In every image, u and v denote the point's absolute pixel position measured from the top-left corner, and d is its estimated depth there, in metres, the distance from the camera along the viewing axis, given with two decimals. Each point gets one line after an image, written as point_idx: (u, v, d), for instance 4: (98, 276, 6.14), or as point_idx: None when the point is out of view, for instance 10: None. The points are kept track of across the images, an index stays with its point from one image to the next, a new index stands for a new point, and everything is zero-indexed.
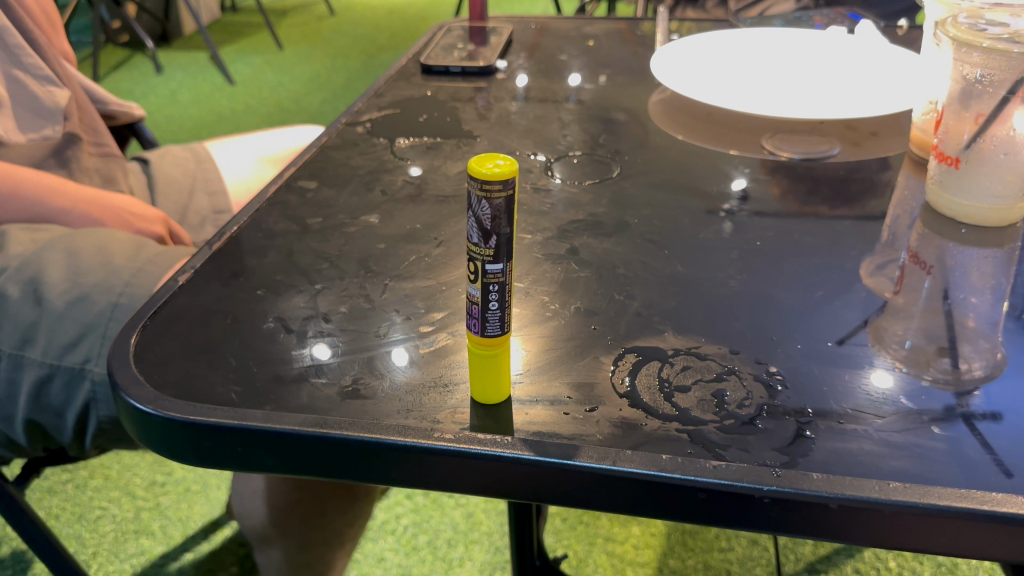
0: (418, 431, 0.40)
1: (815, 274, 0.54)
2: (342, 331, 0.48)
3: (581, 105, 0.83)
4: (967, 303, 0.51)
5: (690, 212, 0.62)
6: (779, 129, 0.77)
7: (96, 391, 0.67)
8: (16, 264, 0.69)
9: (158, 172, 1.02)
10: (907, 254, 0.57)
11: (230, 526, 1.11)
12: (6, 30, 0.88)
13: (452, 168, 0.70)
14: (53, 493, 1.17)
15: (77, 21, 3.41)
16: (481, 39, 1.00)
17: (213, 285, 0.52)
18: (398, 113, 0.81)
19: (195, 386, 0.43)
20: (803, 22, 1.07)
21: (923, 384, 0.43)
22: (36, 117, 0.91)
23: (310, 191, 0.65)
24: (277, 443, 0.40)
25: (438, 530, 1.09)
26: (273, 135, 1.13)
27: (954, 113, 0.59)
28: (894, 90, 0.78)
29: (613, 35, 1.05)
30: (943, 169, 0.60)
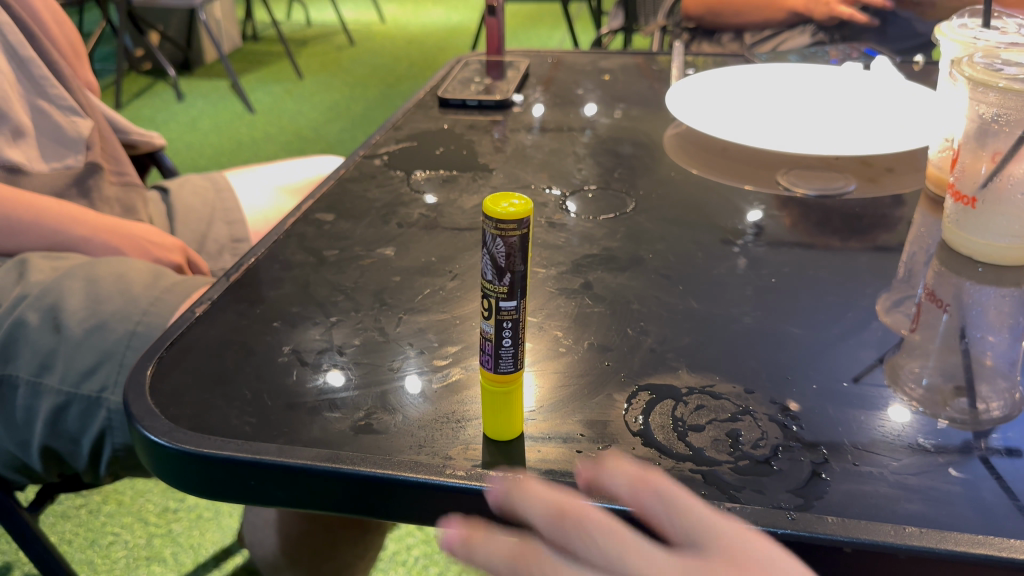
0: (430, 468, 0.40)
1: (830, 312, 0.53)
2: (356, 364, 0.48)
3: (595, 139, 0.83)
4: (985, 342, 0.51)
5: (705, 247, 0.62)
6: (794, 165, 0.77)
7: (111, 419, 0.67)
8: (36, 291, 0.70)
9: (177, 201, 1.03)
10: (923, 291, 0.56)
11: (242, 554, 1.10)
12: (32, 61, 0.90)
13: (467, 201, 0.70)
14: (67, 517, 1.17)
15: (102, 50, 3.47)
16: (498, 73, 1.01)
17: (229, 317, 0.53)
18: (414, 146, 0.82)
19: (208, 418, 0.44)
20: (818, 58, 1.08)
21: (940, 425, 0.43)
22: (59, 146, 0.92)
23: (327, 223, 0.66)
24: (289, 477, 0.40)
25: (448, 561, 1.09)
26: (292, 164, 1.15)
27: (971, 151, 0.59)
28: (910, 125, 0.79)
29: (629, 69, 1.06)
30: (959, 208, 0.59)
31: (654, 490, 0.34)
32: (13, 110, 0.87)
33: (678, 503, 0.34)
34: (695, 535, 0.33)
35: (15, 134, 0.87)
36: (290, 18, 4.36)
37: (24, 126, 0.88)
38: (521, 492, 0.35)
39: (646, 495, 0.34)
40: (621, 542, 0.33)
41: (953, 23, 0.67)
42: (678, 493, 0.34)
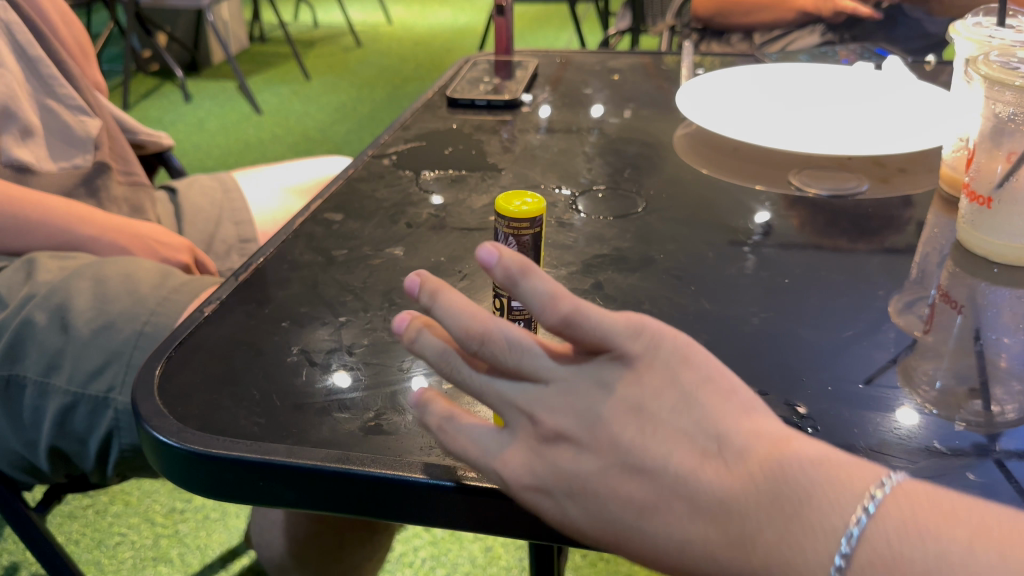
0: (441, 470, 0.39)
1: (844, 313, 0.53)
2: (364, 364, 0.48)
3: (604, 138, 0.83)
4: (1000, 344, 0.50)
5: (716, 247, 0.62)
6: (806, 165, 0.77)
7: (119, 420, 0.67)
8: (44, 291, 0.70)
9: (185, 201, 1.03)
10: (937, 293, 0.56)
11: (248, 555, 1.10)
12: (41, 60, 0.90)
13: (477, 201, 0.70)
14: (74, 517, 1.17)
15: (110, 51, 3.48)
16: (507, 73, 1.01)
17: (237, 316, 0.53)
18: (423, 145, 0.82)
19: (216, 418, 0.43)
20: (828, 58, 1.07)
21: (956, 428, 0.42)
22: (67, 145, 0.92)
23: (336, 223, 0.65)
24: (298, 478, 0.40)
25: (456, 563, 1.08)
26: (300, 164, 1.14)
27: (986, 151, 0.59)
28: (922, 125, 0.78)
29: (638, 68, 1.05)
30: (974, 208, 0.59)
31: (563, 311, 0.36)
32: (22, 109, 0.87)
33: (585, 322, 0.36)
34: (601, 340, 0.36)
35: (23, 134, 0.88)
36: (297, 19, 4.37)
37: (33, 125, 0.88)
38: (441, 302, 0.38)
39: (556, 316, 0.36)
40: (527, 350, 0.37)
41: (968, 21, 0.67)
42: (585, 312, 0.36)
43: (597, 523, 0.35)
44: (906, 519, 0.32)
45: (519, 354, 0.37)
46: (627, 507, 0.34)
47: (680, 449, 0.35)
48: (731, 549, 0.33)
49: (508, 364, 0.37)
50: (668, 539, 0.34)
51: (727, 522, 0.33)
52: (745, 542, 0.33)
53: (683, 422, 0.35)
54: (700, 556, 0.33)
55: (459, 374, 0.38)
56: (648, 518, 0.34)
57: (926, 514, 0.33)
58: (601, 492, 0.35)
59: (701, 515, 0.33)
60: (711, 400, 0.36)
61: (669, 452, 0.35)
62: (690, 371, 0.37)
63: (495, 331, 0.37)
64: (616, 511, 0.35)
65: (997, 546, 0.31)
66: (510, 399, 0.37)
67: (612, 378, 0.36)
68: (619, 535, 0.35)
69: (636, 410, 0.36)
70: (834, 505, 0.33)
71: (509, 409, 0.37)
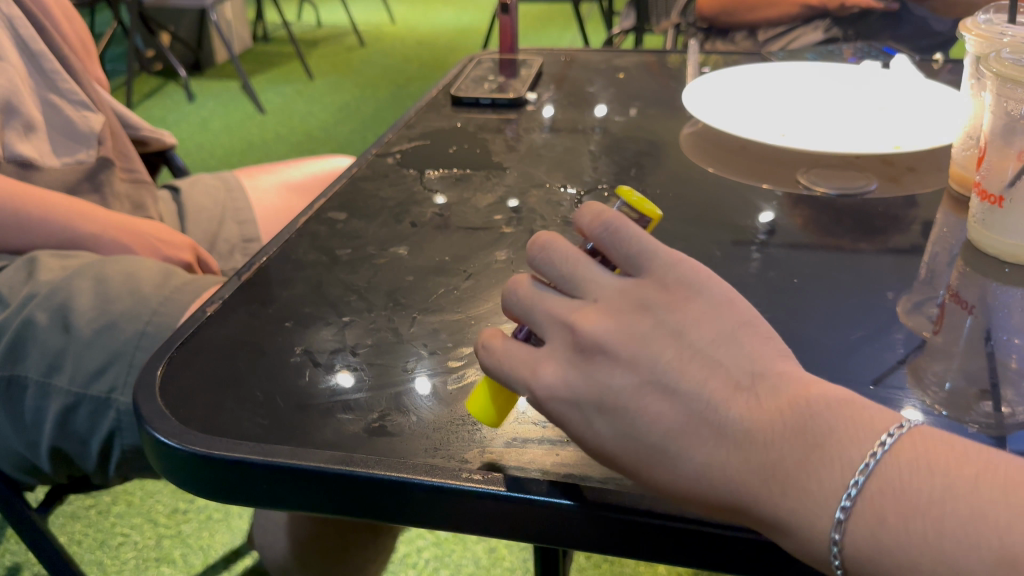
0: (446, 472, 0.39)
1: (854, 314, 0.52)
2: (369, 365, 0.47)
3: (609, 137, 0.82)
4: (1011, 345, 0.49)
5: (722, 246, 0.61)
6: (813, 164, 0.76)
7: (120, 420, 0.67)
8: (46, 290, 0.70)
9: (188, 200, 1.02)
10: (947, 293, 0.55)
11: (251, 556, 1.10)
12: (43, 56, 0.90)
13: (481, 201, 0.69)
14: (76, 518, 1.16)
15: (113, 51, 3.49)
16: (512, 71, 1.00)
17: (240, 316, 0.52)
18: (427, 144, 0.81)
19: (219, 419, 0.43)
20: (834, 56, 1.07)
21: (968, 430, 0.42)
22: (70, 142, 0.92)
23: (340, 222, 0.65)
24: (302, 480, 0.40)
25: (460, 564, 1.08)
26: (304, 164, 1.14)
27: (996, 150, 0.58)
28: (931, 122, 0.77)
29: (642, 67, 1.04)
30: (986, 207, 0.58)
31: (603, 222, 0.42)
32: (25, 104, 0.87)
33: (623, 233, 0.41)
34: (636, 255, 0.41)
35: (26, 130, 0.87)
36: (301, 19, 4.37)
37: (36, 121, 0.88)
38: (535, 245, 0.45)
39: (597, 227, 0.42)
40: (577, 267, 0.42)
41: (979, 18, 0.66)
42: (626, 227, 0.41)
43: (626, 443, 0.36)
44: (919, 456, 0.33)
45: (571, 270, 0.42)
46: (656, 425, 0.36)
47: (713, 380, 0.37)
48: (751, 474, 0.34)
49: (559, 279, 0.42)
50: (694, 460, 0.35)
51: (751, 448, 0.34)
52: (764, 470, 0.34)
53: (721, 355, 0.38)
54: (719, 480, 0.34)
55: (514, 294, 0.42)
56: (674, 439, 0.35)
57: (941, 454, 0.34)
58: (634, 412, 0.37)
59: (726, 440, 0.35)
60: (750, 342, 0.38)
61: (704, 380, 0.37)
62: (731, 314, 0.39)
63: (554, 244, 0.42)
64: (647, 431, 0.36)
65: (1002, 485, 0.32)
66: (553, 311, 0.41)
67: (653, 302, 0.40)
68: (647, 455, 0.36)
69: (677, 335, 0.38)
70: (856, 438, 0.34)
71: (550, 322, 0.40)
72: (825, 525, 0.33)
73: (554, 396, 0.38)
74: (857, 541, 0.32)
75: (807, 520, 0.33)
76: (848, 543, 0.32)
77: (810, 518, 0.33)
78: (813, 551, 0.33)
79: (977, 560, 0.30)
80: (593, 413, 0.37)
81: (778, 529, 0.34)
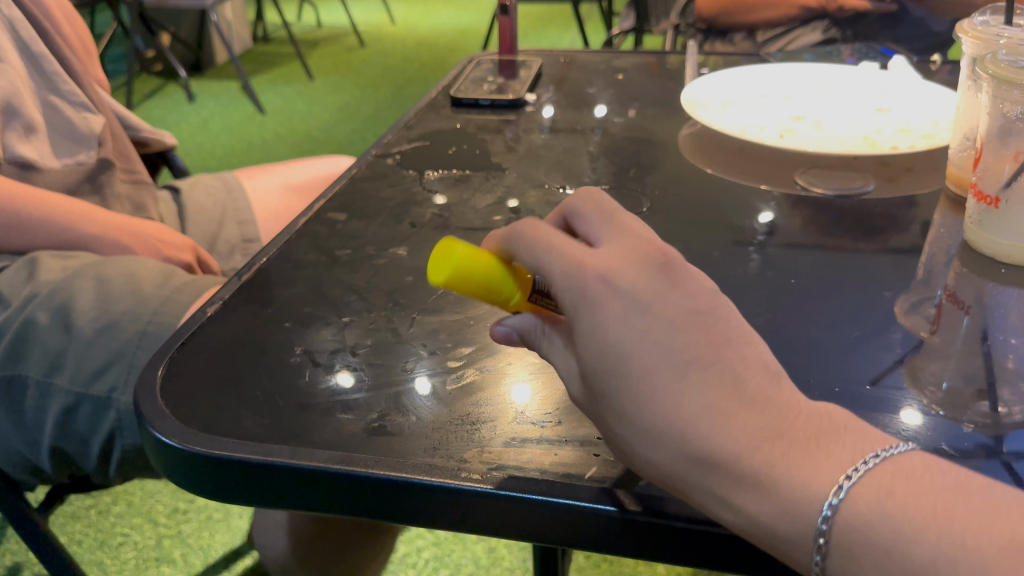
0: (444, 472, 0.39)
1: (851, 315, 0.52)
2: (369, 365, 0.47)
3: (608, 138, 0.83)
4: (1007, 345, 0.49)
5: (721, 247, 0.61)
6: (811, 165, 0.76)
7: (121, 420, 0.67)
8: (47, 291, 0.70)
9: (189, 201, 1.02)
10: (944, 293, 0.56)
11: (251, 556, 1.10)
12: (44, 57, 0.90)
13: (481, 201, 0.69)
14: (76, 518, 1.17)
15: (114, 52, 3.50)
16: (511, 72, 1.01)
17: (241, 315, 0.52)
18: (426, 145, 0.82)
19: (219, 419, 0.43)
20: (832, 57, 1.07)
21: (964, 430, 0.42)
22: (71, 143, 0.92)
23: (340, 222, 0.65)
24: (302, 479, 0.40)
25: (459, 564, 1.08)
26: (304, 164, 1.14)
27: (993, 151, 0.58)
28: (929, 123, 0.77)
29: (642, 68, 1.05)
30: (982, 208, 0.59)
31: None
32: (25, 106, 0.87)
33: None
34: None
35: (27, 131, 0.88)
36: (301, 19, 4.38)
37: (36, 122, 0.88)
38: None
39: None
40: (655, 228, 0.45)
41: (975, 20, 0.66)
42: None
43: (653, 356, 0.35)
44: (931, 462, 0.35)
45: None
46: (688, 347, 0.36)
47: (748, 346, 0.37)
48: (755, 439, 0.34)
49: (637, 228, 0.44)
50: (702, 397, 0.35)
51: (752, 412, 0.35)
52: (755, 441, 0.34)
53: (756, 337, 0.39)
54: (717, 426, 0.34)
55: (597, 199, 0.44)
56: (697, 369, 0.35)
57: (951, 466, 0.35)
58: (673, 334, 0.36)
59: (742, 397, 0.35)
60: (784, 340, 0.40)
61: (742, 344, 0.37)
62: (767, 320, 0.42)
63: None
64: (680, 352, 0.36)
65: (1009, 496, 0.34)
66: (629, 229, 0.42)
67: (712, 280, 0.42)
68: (666, 374, 0.35)
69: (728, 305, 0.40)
70: (870, 438, 0.35)
71: (620, 235, 0.41)
72: (807, 528, 0.33)
73: (584, 286, 0.37)
74: (856, 509, 0.33)
75: (790, 521, 0.33)
76: (844, 509, 0.33)
77: (802, 508, 0.33)
78: (793, 550, 0.33)
79: (985, 543, 0.31)
80: (632, 319, 0.36)
81: (735, 488, 0.34)
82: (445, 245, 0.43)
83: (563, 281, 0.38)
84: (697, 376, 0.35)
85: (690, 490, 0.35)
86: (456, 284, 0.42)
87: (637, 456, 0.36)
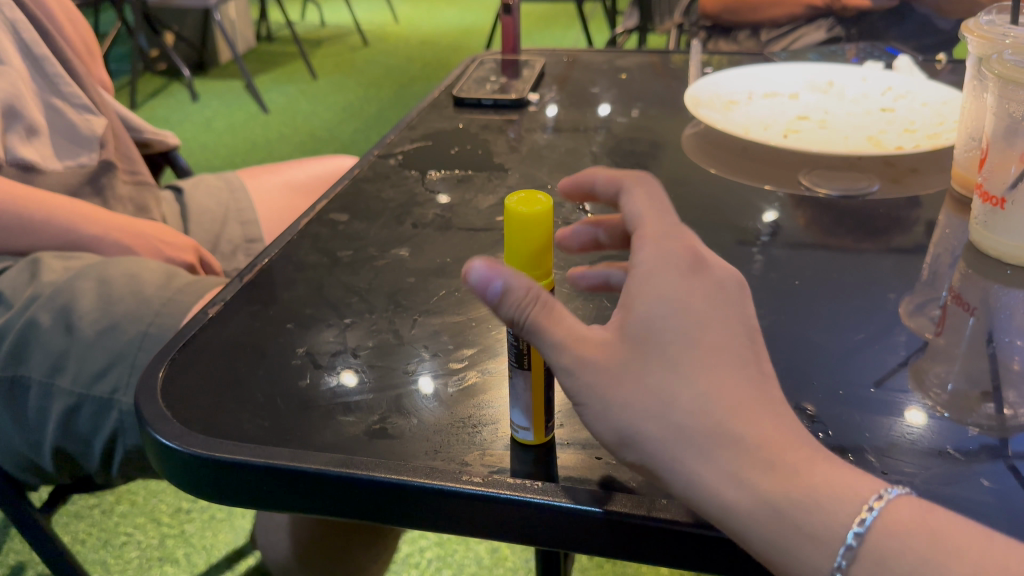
0: (446, 475, 0.39)
1: (855, 316, 0.52)
2: (371, 367, 0.47)
3: (611, 137, 0.83)
4: (1013, 347, 0.49)
5: (723, 247, 0.61)
6: (815, 166, 0.76)
7: (123, 421, 0.67)
8: (49, 292, 0.70)
9: (191, 202, 1.02)
10: (949, 294, 0.55)
11: (254, 556, 1.10)
12: (46, 59, 0.90)
13: (483, 202, 0.69)
14: (80, 518, 1.17)
15: (116, 51, 3.50)
16: (514, 72, 1.00)
17: (244, 317, 0.52)
18: (429, 145, 0.81)
19: (220, 421, 0.43)
20: (837, 56, 1.07)
21: (969, 433, 0.42)
22: (72, 145, 0.92)
23: (341, 223, 0.65)
24: (304, 481, 0.40)
25: (462, 564, 1.08)
26: (307, 163, 1.14)
27: (999, 151, 0.58)
28: (935, 122, 0.77)
29: (645, 67, 1.04)
30: (988, 209, 0.58)
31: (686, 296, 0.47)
32: (27, 108, 0.87)
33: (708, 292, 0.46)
34: None
35: (29, 133, 0.88)
36: (304, 18, 4.37)
37: (38, 124, 0.88)
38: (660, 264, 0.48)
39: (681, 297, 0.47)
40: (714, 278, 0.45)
41: (981, 19, 0.66)
42: None
43: (721, 337, 0.36)
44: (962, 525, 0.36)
45: None
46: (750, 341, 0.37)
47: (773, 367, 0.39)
48: (784, 444, 0.35)
49: None
50: (748, 386, 0.36)
51: (779, 416, 0.36)
52: (781, 443, 0.35)
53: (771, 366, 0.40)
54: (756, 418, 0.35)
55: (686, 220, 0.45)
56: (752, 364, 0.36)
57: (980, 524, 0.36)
58: (737, 325, 0.37)
59: (775, 404, 0.36)
60: None
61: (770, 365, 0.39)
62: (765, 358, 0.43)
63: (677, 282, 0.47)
64: (745, 341, 0.37)
65: None
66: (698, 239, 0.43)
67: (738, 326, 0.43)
68: (731, 357, 0.36)
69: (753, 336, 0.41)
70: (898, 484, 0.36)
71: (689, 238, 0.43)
72: (826, 558, 0.33)
73: (677, 256, 0.38)
74: (896, 516, 0.34)
75: (808, 542, 0.33)
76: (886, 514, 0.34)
77: (825, 522, 0.34)
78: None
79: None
80: (719, 299, 0.37)
81: (755, 473, 0.34)
82: (546, 203, 0.37)
83: (656, 242, 0.39)
84: (750, 365, 0.36)
85: (699, 463, 0.34)
86: (512, 224, 0.36)
87: (661, 417, 0.34)
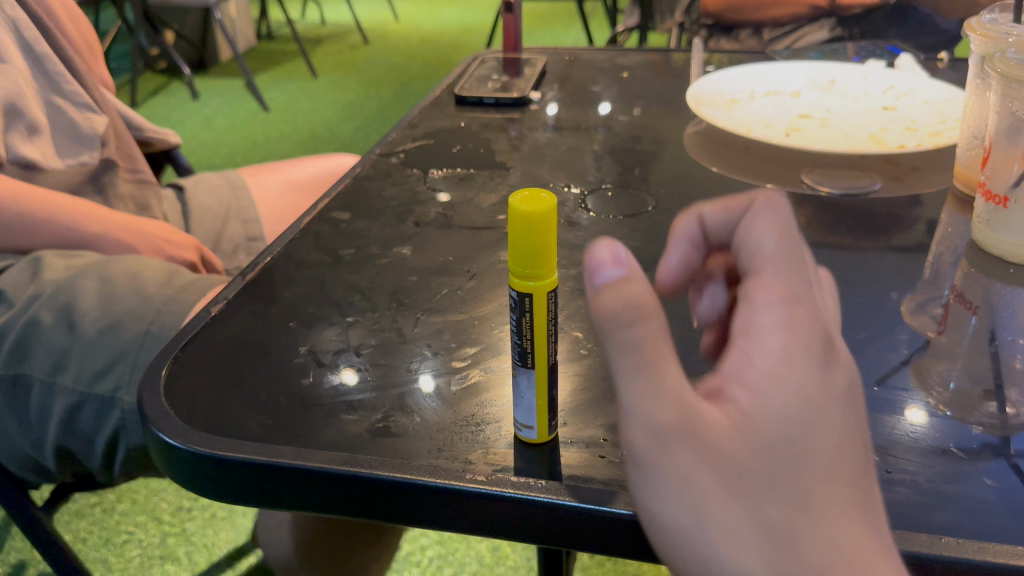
0: (449, 473, 0.39)
1: (858, 315, 0.52)
2: (373, 365, 0.47)
3: (612, 136, 0.82)
4: (1016, 345, 0.49)
5: None
6: (816, 164, 0.76)
7: (124, 420, 0.66)
8: (51, 290, 0.70)
9: (192, 200, 1.02)
10: (951, 293, 0.55)
11: (255, 554, 1.10)
12: (47, 57, 0.90)
13: (485, 201, 0.69)
14: (81, 516, 1.17)
15: (116, 49, 3.49)
16: (515, 70, 1.00)
17: (246, 315, 0.52)
18: (430, 144, 0.81)
19: (224, 419, 0.43)
20: (838, 55, 1.07)
21: (971, 431, 0.42)
22: (74, 143, 0.92)
23: (343, 222, 0.65)
24: (308, 480, 0.40)
25: (463, 563, 1.08)
26: (307, 162, 1.14)
27: (1002, 150, 0.58)
28: (937, 120, 0.77)
29: (647, 66, 1.04)
30: (990, 207, 0.58)
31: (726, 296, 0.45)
32: (28, 106, 0.87)
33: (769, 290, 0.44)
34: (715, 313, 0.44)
35: (30, 131, 0.87)
36: (304, 16, 4.37)
37: (40, 122, 0.88)
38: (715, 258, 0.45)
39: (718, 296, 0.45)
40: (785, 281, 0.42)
41: (984, 17, 0.66)
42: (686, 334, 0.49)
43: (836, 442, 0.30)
44: None
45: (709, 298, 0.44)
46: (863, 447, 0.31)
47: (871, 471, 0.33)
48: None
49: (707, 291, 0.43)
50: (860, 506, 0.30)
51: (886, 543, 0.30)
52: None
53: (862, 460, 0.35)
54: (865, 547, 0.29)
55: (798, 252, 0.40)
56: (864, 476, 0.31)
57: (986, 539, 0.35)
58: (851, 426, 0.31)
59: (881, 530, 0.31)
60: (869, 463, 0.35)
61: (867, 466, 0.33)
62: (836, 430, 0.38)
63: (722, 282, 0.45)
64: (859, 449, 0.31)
65: None
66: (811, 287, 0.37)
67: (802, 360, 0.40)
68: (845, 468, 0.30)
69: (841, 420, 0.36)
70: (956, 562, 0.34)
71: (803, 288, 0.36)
72: None
73: (804, 333, 0.31)
74: None
75: None
76: None
77: None
78: None
79: None
80: (843, 389, 0.32)
81: None
82: (550, 201, 0.37)
83: (788, 303, 0.32)
84: (864, 474, 0.31)
85: None
86: (516, 225, 0.36)
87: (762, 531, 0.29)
